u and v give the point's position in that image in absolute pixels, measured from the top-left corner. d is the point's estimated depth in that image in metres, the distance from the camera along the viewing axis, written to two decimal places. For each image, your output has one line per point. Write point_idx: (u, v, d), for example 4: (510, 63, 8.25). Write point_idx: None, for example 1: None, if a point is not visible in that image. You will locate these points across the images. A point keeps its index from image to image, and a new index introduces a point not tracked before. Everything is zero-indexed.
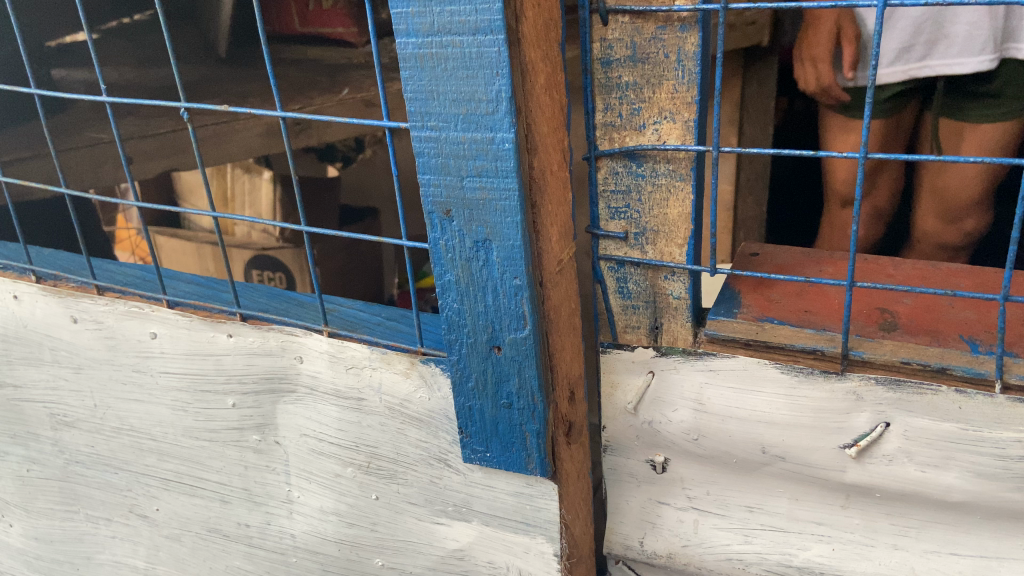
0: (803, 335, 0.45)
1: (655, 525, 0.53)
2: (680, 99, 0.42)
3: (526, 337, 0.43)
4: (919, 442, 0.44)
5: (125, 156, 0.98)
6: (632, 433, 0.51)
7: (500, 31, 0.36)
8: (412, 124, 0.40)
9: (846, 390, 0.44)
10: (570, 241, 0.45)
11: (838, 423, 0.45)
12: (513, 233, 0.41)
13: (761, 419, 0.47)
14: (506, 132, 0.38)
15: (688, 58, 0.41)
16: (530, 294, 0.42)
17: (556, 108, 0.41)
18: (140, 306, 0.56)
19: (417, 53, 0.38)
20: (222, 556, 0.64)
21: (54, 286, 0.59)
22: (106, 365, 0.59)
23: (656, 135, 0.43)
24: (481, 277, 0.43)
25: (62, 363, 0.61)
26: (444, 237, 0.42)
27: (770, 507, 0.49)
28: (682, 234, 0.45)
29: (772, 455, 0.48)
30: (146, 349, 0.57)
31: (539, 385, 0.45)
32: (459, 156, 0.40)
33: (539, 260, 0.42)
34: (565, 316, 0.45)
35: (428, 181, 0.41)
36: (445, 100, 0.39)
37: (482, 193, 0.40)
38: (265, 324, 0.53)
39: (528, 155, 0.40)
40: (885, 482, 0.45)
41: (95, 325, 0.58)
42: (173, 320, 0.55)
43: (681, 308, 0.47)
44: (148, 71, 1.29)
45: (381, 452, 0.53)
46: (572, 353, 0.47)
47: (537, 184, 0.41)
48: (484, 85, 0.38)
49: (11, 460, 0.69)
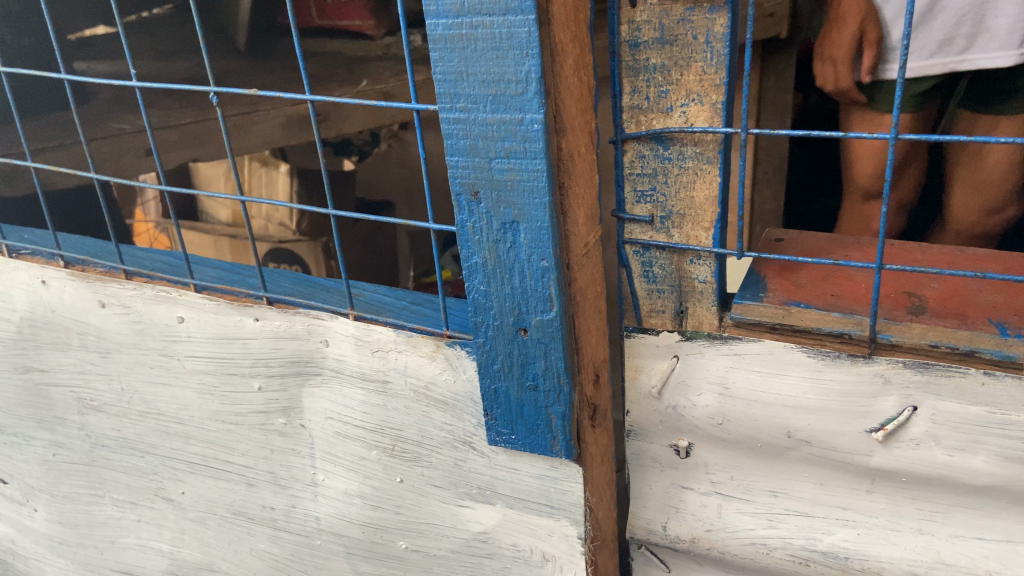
0: (831, 319, 0.45)
1: (679, 510, 0.54)
2: (708, 81, 0.42)
3: (553, 320, 0.43)
4: (946, 426, 0.44)
5: (148, 146, 0.99)
6: (656, 418, 0.51)
7: (531, 11, 0.36)
8: (441, 106, 0.40)
9: (874, 373, 0.44)
10: (596, 224, 0.45)
11: (865, 407, 0.45)
12: (541, 214, 0.41)
13: (787, 403, 0.47)
14: (535, 113, 0.38)
15: (717, 40, 0.41)
16: (557, 276, 0.42)
17: (584, 90, 0.41)
18: (167, 290, 0.56)
19: (447, 34, 0.38)
20: (247, 539, 0.64)
21: (82, 271, 0.60)
22: (134, 349, 0.60)
23: (684, 117, 0.43)
24: (508, 258, 0.43)
25: (90, 348, 0.62)
26: (472, 219, 0.43)
27: (794, 492, 0.50)
28: (708, 217, 0.45)
29: (797, 440, 0.48)
30: (173, 333, 0.58)
31: (565, 368, 0.45)
32: (488, 137, 0.40)
33: (566, 243, 0.43)
34: (591, 299, 0.45)
35: (456, 163, 0.41)
36: (475, 81, 0.39)
37: (510, 175, 0.40)
38: (291, 307, 0.53)
39: (557, 136, 0.40)
40: (911, 466, 0.45)
41: (123, 309, 0.59)
42: (200, 304, 0.55)
43: (707, 292, 0.47)
44: (169, 63, 1.30)
45: (406, 435, 0.53)
46: (598, 337, 0.47)
47: (565, 166, 0.41)
48: (514, 65, 0.38)
49: (38, 445, 0.70)
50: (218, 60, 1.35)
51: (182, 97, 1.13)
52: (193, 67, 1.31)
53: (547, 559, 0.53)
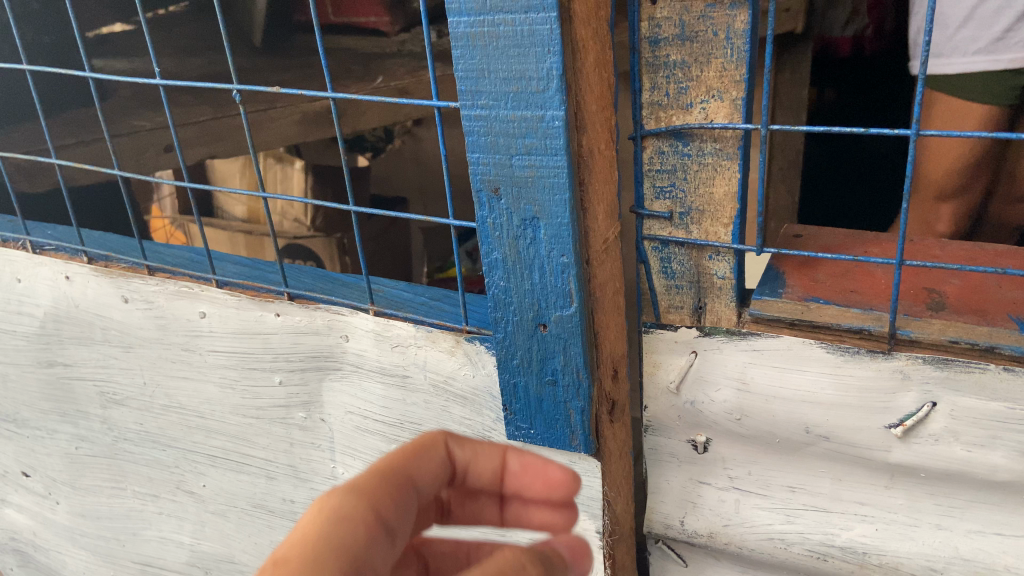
0: (849, 315, 0.45)
1: (696, 505, 0.54)
2: (728, 77, 0.42)
3: (572, 315, 0.44)
4: (965, 422, 0.44)
5: (167, 143, 1.00)
6: (674, 413, 0.51)
7: (552, 9, 0.36)
8: (462, 103, 0.41)
9: (893, 369, 0.44)
10: (615, 220, 0.45)
11: (883, 403, 0.45)
12: (561, 210, 0.41)
13: (806, 399, 0.47)
14: (556, 110, 0.39)
15: (737, 37, 0.41)
16: (577, 272, 0.43)
17: (604, 86, 0.41)
18: (189, 285, 0.57)
19: (469, 32, 0.39)
20: (267, 531, 0.65)
21: (105, 267, 0.60)
22: (157, 344, 0.61)
23: (703, 114, 0.43)
24: (529, 254, 0.43)
25: (113, 342, 0.63)
26: (492, 215, 0.43)
27: (812, 487, 0.50)
28: (727, 214, 0.45)
29: (815, 435, 0.48)
30: (195, 328, 0.58)
31: (584, 363, 0.45)
32: (509, 134, 0.40)
33: (585, 239, 0.43)
34: (610, 295, 0.45)
35: (477, 160, 0.42)
36: (496, 78, 0.39)
37: (531, 171, 0.41)
38: (311, 303, 0.54)
39: (577, 133, 0.40)
40: (930, 462, 0.45)
41: (146, 305, 0.59)
42: (222, 300, 0.56)
43: (726, 288, 0.47)
44: (186, 61, 1.31)
45: (425, 429, 0.54)
46: (617, 332, 0.47)
47: (585, 163, 0.41)
48: (536, 62, 0.38)
49: (60, 438, 0.71)
50: (235, 57, 1.36)
51: (200, 94, 1.13)
52: (210, 64, 1.31)
53: None
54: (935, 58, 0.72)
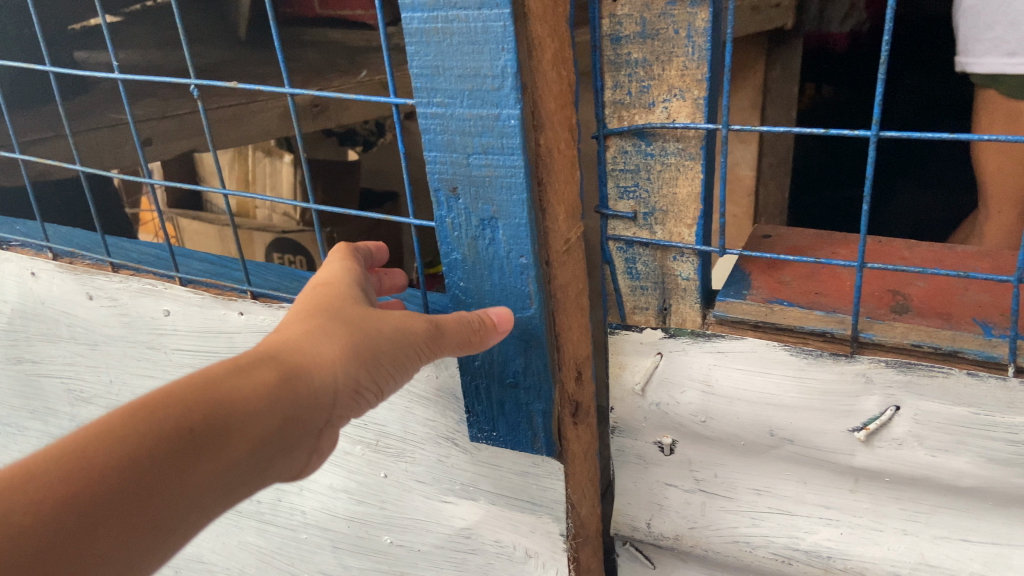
0: (813, 317, 0.44)
1: (662, 507, 0.54)
2: (690, 76, 0.41)
3: (532, 316, 0.43)
4: (929, 426, 0.43)
5: (145, 137, 0.99)
6: (640, 415, 0.51)
7: (505, 5, 0.36)
8: (419, 100, 0.40)
9: (856, 372, 0.44)
10: (577, 220, 0.44)
11: (847, 406, 0.45)
12: (519, 211, 0.40)
13: (769, 401, 0.47)
14: (511, 108, 0.38)
15: (698, 35, 0.40)
16: (535, 273, 0.42)
17: (564, 85, 0.40)
18: (153, 283, 0.57)
19: (423, 28, 0.38)
20: (235, 531, 0.65)
21: (70, 264, 0.60)
22: (122, 342, 0.60)
23: (666, 113, 0.43)
24: (488, 254, 0.43)
25: (79, 339, 0.62)
26: (450, 215, 0.42)
27: (777, 490, 0.49)
28: (691, 214, 0.45)
29: (779, 438, 0.47)
30: (159, 325, 0.58)
31: (545, 365, 0.45)
32: (465, 133, 0.40)
33: (545, 239, 0.42)
34: (573, 296, 0.45)
35: (434, 158, 0.41)
36: (451, 76, 0.38)
37: (489, 170, 0.40)
38: (274, 302, 0.54)
39: (534, 132, 0.39)
40: (895, 466, 0.45)
41: (111, 302, 0.59)
42: (185, 298, 0.56)
43: (690, 289, 0.46)
44: (170, 53, 1.31)
45: (388, 430, 0.54)
46: (580, 334, 0.47)
47: (543, 162, 0.40)
48: (490, 60, 0.37)
49: (29, 436, 0.71)
50: (220, 50, 1.35)
51: (181, 88, 1.13)
52: (194, 58, 1.31)
53: (530, 555, 0.53)
54: (1006, 57, 0.69)
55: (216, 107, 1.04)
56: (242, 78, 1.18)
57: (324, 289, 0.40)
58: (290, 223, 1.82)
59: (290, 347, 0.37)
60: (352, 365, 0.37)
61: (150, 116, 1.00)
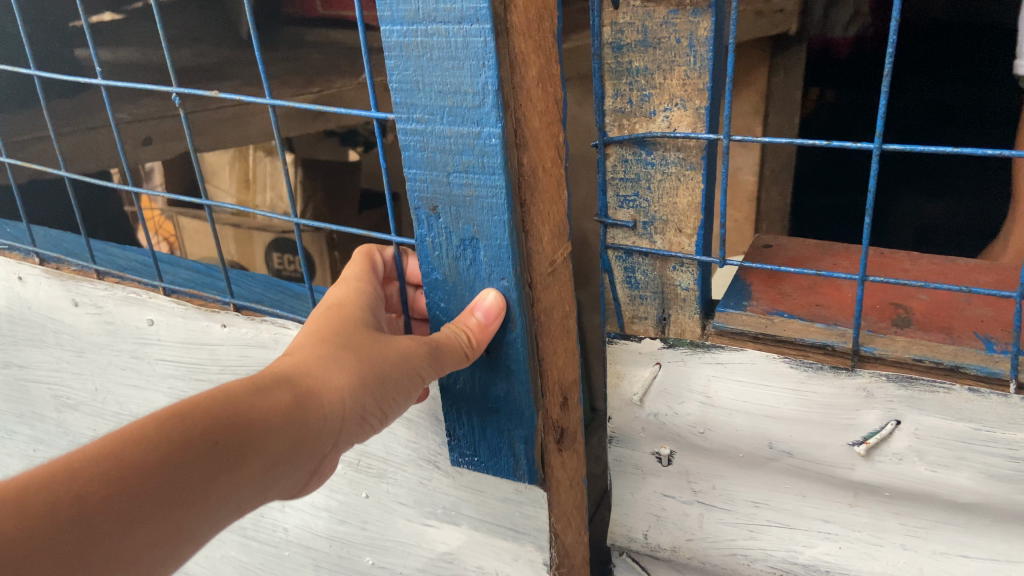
0: (813, 330, 0.44)
1: (660, 518, 0.53)
2: (691, 85, 0.41)
3: (516, 339, 0.43)
4: (929, 441, 0.43)
5: (147, 136, 1.01)
6: (638, 425, 0.51)
7: (485, 20, 0.35)
8: (399, 115, 0.39)
9: (857, 386, 0.43)
10: (564, 241, 0.44)
11: (847, 420, 0.44)
12: (501, 232, 0.40)
13: (768, 414, 0.46)
14: (492, 126, 0.37)
15: (700, 44, 0.40)
16: (517, 298, 0.41)
17: (549, 101, 0.40)
18: (138, 291, 0.56)
19: (402, 42, 0.37)
20: (223, 539, 0.65)
21: (56, 269, 0.59)
22: (107, 350, 0.60)
23: (667, 122, 0.42)
24: (468, 275, 0.42)
25: (64, 346, 0.62)
26: (431, 234, 0.42)
27: (776, 503, 0.49)
28: (691, 224, 0.44)
29: (778, 451, 0.47)
30: (144, 335, 0.58)
31: (528, 393, 0.44)
32: (446, 150, 0.39)
33: (529, 262, 0.42)
34: (557, 320, 0.45)
35: (415, 175, 0.41)
36: (431, 91, 0.38)
37: (469, 189, 0.39)
38: (257, 315, 0.53)
39: (517, 150, 0.39)
40: (894, 480, 0.45)
41: (95, 309, 0.58)
42: (169, 307, 0.55)
43: (690, 299, 0.46)
44: (172, 54, 1.31)
45: (371, 451, 0.55)
46: (566, 357, 0.46)
47: (527, 182, 0.40)
48: (470, 76, 0.37)
49: (16, 441, 0.71)
50: (223, 50, 1.35)
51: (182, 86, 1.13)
52: (198, 57, 1.31)
53: None
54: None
55: (217, 106, 1.04)
56: (241, 78, 1.18)
57: (336, 312, 0.41)
58: (289, 222, 1.90)
59: (300, 371, 0.37)
60: (359, 393, 0.37)
61: (151, 115, 1.01)
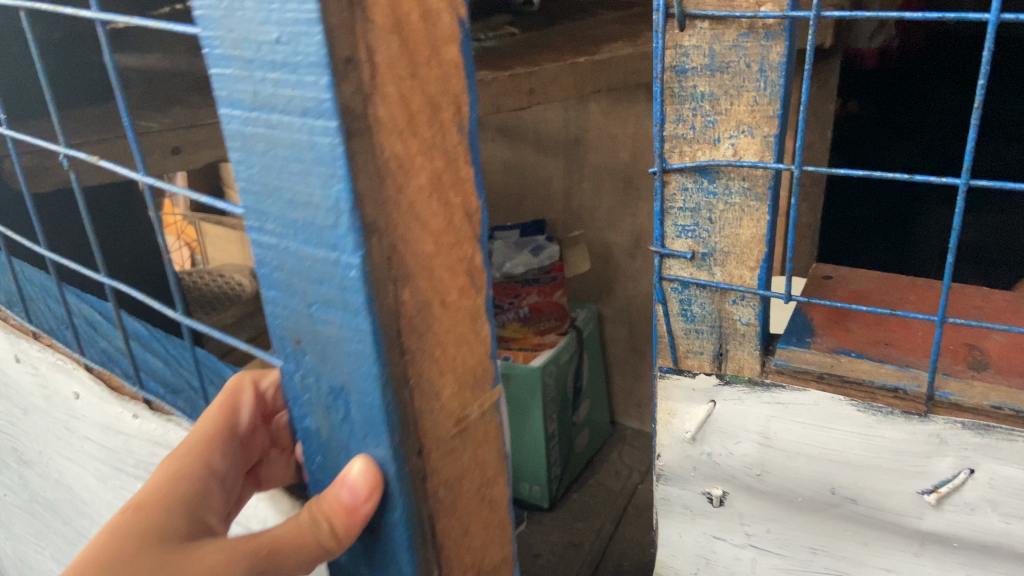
0: (883, 373, 0.55)
1: (709, 560, 0.70)
2: (760, 112, 0.52)
3: (396, 503, 0.43)
4: (1004, 492, 0.52)
5: (173, 145, 0.98)
6: (691, 464, 0.66)
7: (330, 114, 0.33)
8: (254, 223, 0.40)
9: (929, 432, 0.54)
10: (462, 389, 0.45)
11: (919, 468, 0.55)
12: (368, 385, 0.39)
13: (832, 458, 0.58)
14: (348, 257, 0.36)
15: (768, 70, 0.51)
16: (391, 470, 0.42)
17: (437, 218, 0.40)
18: (65, 362, 0.77)
19: (246, 130, 0.37)
20: None
21: (15, 331, 0.83)
22: (45, 417, 0.81)
23: (732, 149, 0.54)
24: (343, 424, 0.42)
25: (14, 403, 0.85)
26: (301, 367, 0.42)
27: (833, 550, 0.63)
28: (752, 255, 0.56)
29: (840, 496, 0.60)
30: (70, 406, 0.77)
31: (410, 549, 0.44)
32: (304, 277, 0.39)
33: (407, 415, 0.41)
34: (454, 479, 0.46)
35: (276, 298, 0.41)
36: (281, 202, 0.38)
37: (334, 323, 0.39)
38: (162, 413, 0.69)
39: (386, 281, 0.38)
40: (958, 530, 0.56)
41: (32, 371, 0.80)
42: (88, 385, 0.74)
43: (748, 332, 0.59)
44: (197, 59, 1.32)
45: None
46: (463, 516, 0.48)
47: (408, 325, 0.40)
48: (321, 187, 0.35)
49: (89, 448, 0.77)
50: None
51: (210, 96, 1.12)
52: None
53: None
54: None
55: None
56: None
57: (139, 523, 0.43)
58: None
59: None
60: None
61: (177, 125, 1.00)
